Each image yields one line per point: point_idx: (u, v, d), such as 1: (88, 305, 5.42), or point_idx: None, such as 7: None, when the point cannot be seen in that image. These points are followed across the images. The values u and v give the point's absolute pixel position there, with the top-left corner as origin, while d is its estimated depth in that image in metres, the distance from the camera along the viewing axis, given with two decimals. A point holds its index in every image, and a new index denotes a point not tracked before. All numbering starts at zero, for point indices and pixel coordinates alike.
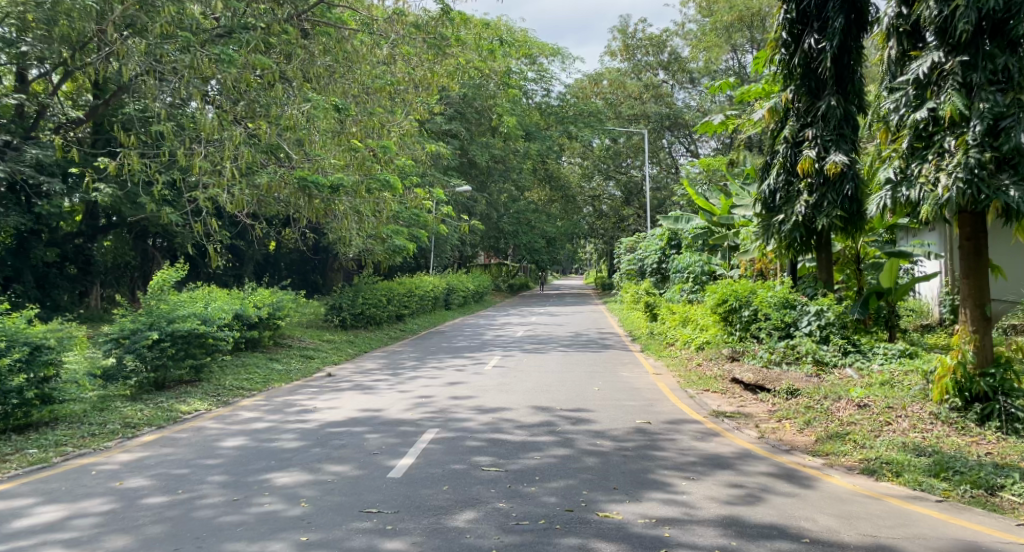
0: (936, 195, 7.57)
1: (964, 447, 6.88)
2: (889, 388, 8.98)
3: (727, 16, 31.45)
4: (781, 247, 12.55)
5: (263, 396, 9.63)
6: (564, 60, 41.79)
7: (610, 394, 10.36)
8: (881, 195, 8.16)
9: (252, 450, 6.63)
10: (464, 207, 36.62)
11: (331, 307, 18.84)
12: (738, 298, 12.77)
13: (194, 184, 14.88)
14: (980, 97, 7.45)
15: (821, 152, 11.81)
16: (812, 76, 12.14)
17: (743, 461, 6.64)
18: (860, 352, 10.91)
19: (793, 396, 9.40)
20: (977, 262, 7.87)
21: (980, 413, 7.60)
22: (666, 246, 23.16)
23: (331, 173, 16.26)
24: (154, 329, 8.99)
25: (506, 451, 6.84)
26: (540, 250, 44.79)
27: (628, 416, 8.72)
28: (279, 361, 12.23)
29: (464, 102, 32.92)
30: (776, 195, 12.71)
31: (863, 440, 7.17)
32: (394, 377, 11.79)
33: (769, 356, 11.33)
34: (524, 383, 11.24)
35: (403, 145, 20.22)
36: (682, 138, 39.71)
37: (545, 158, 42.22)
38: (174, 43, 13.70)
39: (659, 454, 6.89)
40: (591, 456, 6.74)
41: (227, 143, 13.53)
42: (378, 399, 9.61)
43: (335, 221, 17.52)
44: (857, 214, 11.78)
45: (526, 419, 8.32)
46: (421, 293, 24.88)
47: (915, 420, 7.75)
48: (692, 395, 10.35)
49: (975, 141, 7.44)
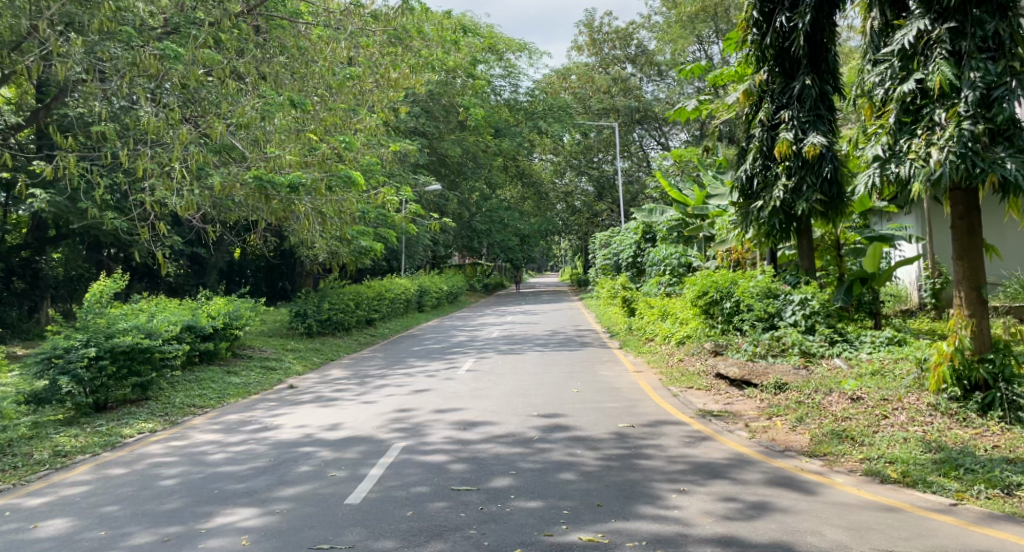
0: (927, 170, 7.05)
1: (969, 440, 6.39)
2: (881, 378, 8.50)
3: (691, 7, 31.19)
4: (760, 235, 12.11)
5: (216, 412, 8.94)
6: (531, 55, 41.27)
7: (590, 396, 9.79)
8: (869, 173, 7.64)
9: (194, 479, 5.98)
10: (436, 207, 36.08)
11: (295, 314, 18.04)
12: (719, 289, 12.26)
13: (142, 189, 14.12)
14: (970, 66, 7.00)
15: (798, 134, 11.33)
16: (785, 56, 11.68)
17: (734, 468, 6.10)
18: (847, 341, 10.45)
19: (781, 391, 8.91)
20: (971, 242, 7.38)
21: (981, 402, 7.12)
22: (641, 239, 22.68)
23: (290, 173, 15.44)
24: (92, 345, 8.34)
25: (477, 468, 6.26)
26: (515, 249, 44.28)
27: (609, 420, 8.16)
28: (238, 375, 11.51)
29: (430, 99, 32.43)
30: (753, 181, 12.22)
31: (861, 437, 6.67)
32: (359, 387, 11.15)
33: (754, 349, 10.83)
34: (499, 387, 10.64)
35: (366, 143, 19.60)
36: (652, 131, 39.46)
37: (516, 156, 41.82)
38: (116, 40, 12.93)
39: (644, 463, 6.33)
40: (571, 469, 6.17)
41: (174, 143, 12.83)
42: (340, 413, 8.98)
43: (297, 223, 16.80)
44: (836, 197, 11.34)
45: (500, 430, 7.74)
46: (391, 296, 24.16)
47: (913, 413, 7.24)
48: (674, 393, 9.82)
49: (967, 112, 6.96)
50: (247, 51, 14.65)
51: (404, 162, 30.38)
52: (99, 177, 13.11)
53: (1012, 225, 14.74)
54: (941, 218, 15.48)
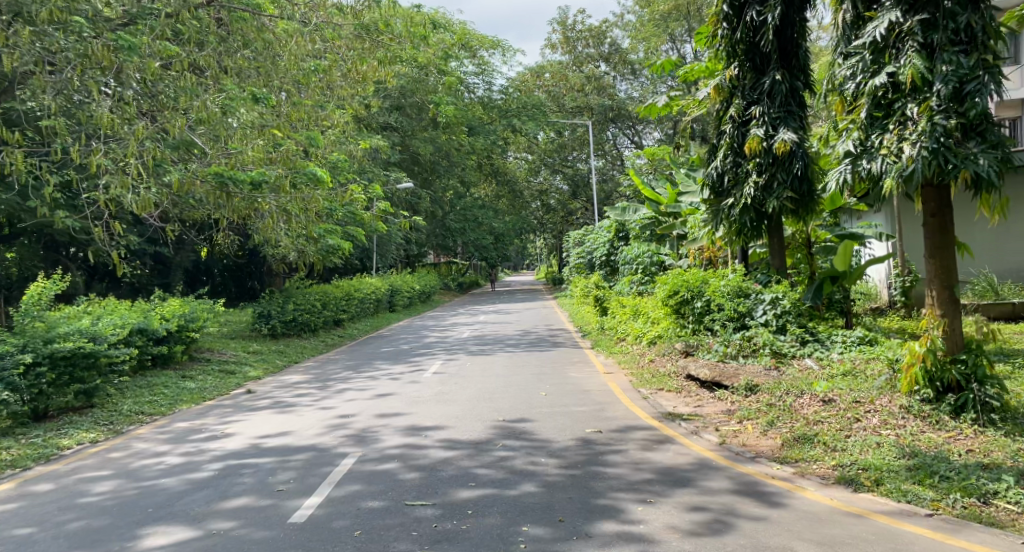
0: (899, 166, 6.84)
1: (943, 444, 6.20)
2: (852, 379, 8.32)
3: (664, 6, 31.10)
4: (730, 233, 11.91)
5: (165, 421, 8.53)
6: (504, 52, 40.94)
7: (557, 398, 9.52)
8: (840, 169, 7.43)
9: (129, 497, 5.60)
10: (409, 205, 35.74)
11: (258, 316, 17.57)
12: (689, 289, 11.97)
13: (94, 186, 13.57)
14: (942, 58, 6.80)
15: (769, 131, 11.15)
16: (755, 51, 11.48)
17: (701, 475, 5.84)
18: (818, 341, 10.32)
19: (752, 392, 8.70)
20: (943, 239, 7.19)
21: (954, 404, 6.93)
22: (614, 237, 22.48)
23: (252, 170, 15.02)
24: (29, 351, 7.85)
25: (433, 480, 5.95)
26: (489, 248, 44.00)
27: (575, 425, 7.88)
28: (193, 379, 11.08)
29: (402, 93, 31.97)
30: (723, 178, 12.03)
31: (834, 442, 6.45)
32: (320, 391, 10.77)
33: (724, 349, 10.61)
34: (464, 391, 10.33)
35: (333, 140, 19.18)
36: (626, 130, 39.43)
37: (490, 154, 41.48)
38: (65, 30, 12.39)
39: (609, 471, 6.06)
40: (532, 479, 5.87)
41: (130, 138, 12.37)
42: (296, 420, 8.63)
43: (261, 221, 16.34)
44: (807, 194, 11.18)
45: (462, 436, 7.42)
46: (361, 296, 23.75)
47: (885, 416, 7.04)
48: (644, 396, 9.58)
49: (939, 107, 6.75)
50: (207, 44, 14.20)
51: (375, 160, 29.95)
52: (50, 174, 12.57)
53: (983, 223, 14.74)
54: (911, 216, 15.40)
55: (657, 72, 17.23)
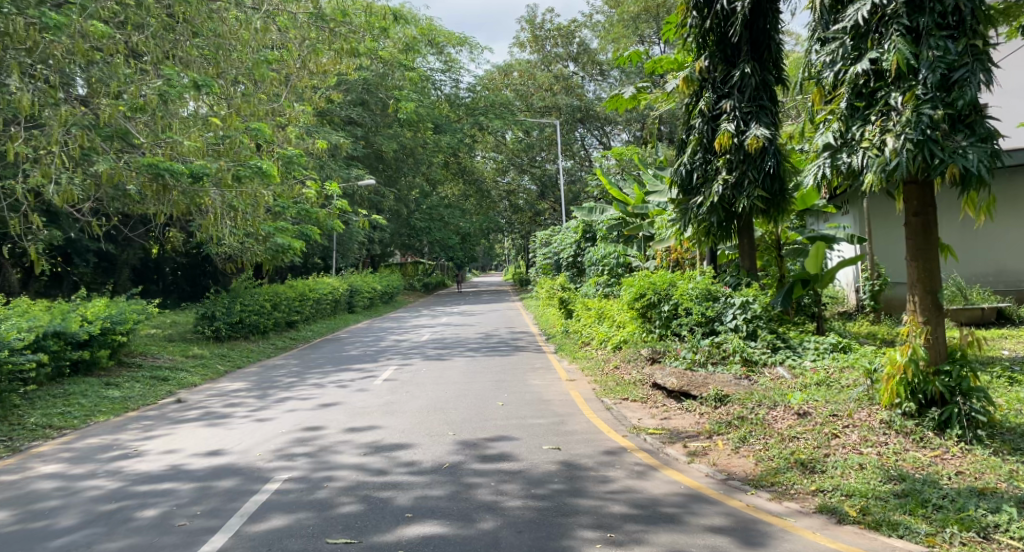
0: (882, 160, 6.24)
1: (930, 465, 5.64)
2: (828, 390, 7.76)
3: (634, 7, 30.64)
4: (699, 233, 11.32)
5: (75, 436, 8.36)
6: (472, 50, 40.21)
7: (519, 409, 8.87)
8: (818, 163, 6.82)
9: (13, 543, 4.95)
10: (371, 203, 34.92)
11: (202, 316, 16.68)
12: (657, 292, 11.37)
13: (16, 176, 12.83)
14: (929, 43, 6.23)
15: (740, 126, 10.60)
16: (726, 43, 10.91)
17: (687, 510, 5.21)
18: (789, 348, 9.77)
19: (722, 403, 8.11)
20: (927, 242, 6.64)
21: (938, 419, 6.34)
22: (580, 238, 21.85)
23: (192, 160, 14.17)
24: None
25: (374, 515, 5.31)
26: (455, 248, 43.25)
27: (535, 442, 7.26)
28: (118, 387, 10.89)
29: (365, 88, 31.13)
30: (693, 176, 11.44)
31: (812, 462, 5.87)
32: (260, 401, 10.11)
33: (693, 356, 9.97)
34: (418, 400, 9.65)
35: (288, 134, 18.31)
36: (594, 131, 38.92)
37: (457, 153, 40.83)
38: None
39: (580, 503, 5.43)
40: (489, 514, 5.25)
41: (55, 125, 11.67)
42: (230, 434, 7.98)
43: (204, 217, 15.46)
44: (778, 194, 10.68)
45: (411, 457, 6.76)
46: (316, 295, 22.94)
47: (864, 431, 6.45)
48: (608, 406, 8.95)
49: (926, 96, 6.17)
50: (147, 27, 13.24)
51: (336, 156, 29.03)
52: None
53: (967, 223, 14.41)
54: (887, 216, 14.95)
55: (625, 64, 16.05)
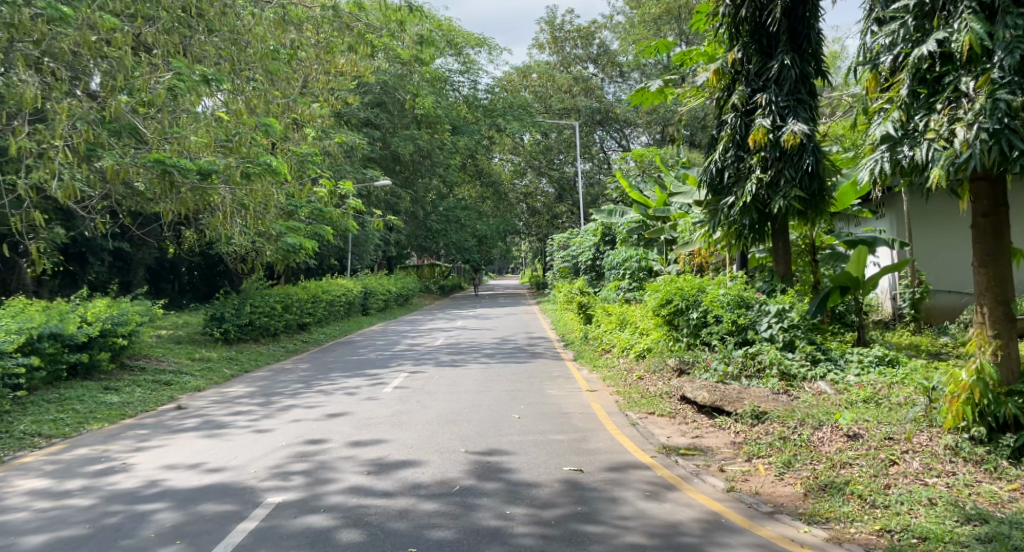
0: (952, 153, 5.54)
1: (1010, 501, 4.93)
2: (878, 408, 7.06)
3: (655, 8, 30.02)
4: (729, 236, 10.60)
5: (65, 445, 7.81)
6: (490, 51, 39.66)
7: (536, 422, 8.24)
8: (875, 157, 6.12)
9: None
10: (388, 205, 34.38)
11: (210, 318, 16.18)
12: (684, 298, 10.68)
13: (20, 170, 12.39)
14: (1005, 22, 5.54)
15: (776, 121, 9.89)
16: (762, 32, 10.24)
17: (726, 547, 4.58)
18: (830, 361, 9.05)
19: (759, 421, 7.40)
20: (999, 245, 5.94)
21: (1014, 446, 5.61)
22: (599, 241, 21.22)
23: (201, 157, 13.60)
24: None
25: (371, 545, 4.70)
26: (472, 251, 42.66)
27: (553, 461, 6.58)
28: (118, 392, 10.37)
29: (384, 91, 30.89)
30: (724, 175, 10.74)
31: (871, 496, 5.18)
32: (264, 409, 9.54)
33: (725, 368, 9.22)
34: (429, 410, 9.03)
35: (301, 130, 17.87)
36: (613, 133, 38.29)
37: (475, 156, 40.34)
38: None
39: (602, 534, 4.81)
40: (500, 547, 4.64)
41: (58, 119, 11.14)
42: (227, 446, 7.42)
43: (215, 215, 14.99)
44: (817, 194, 9.93)
45: (416, 477, 6.12)
46: (329, 298, 22.42)
47: (927, 458, 5.72)
48: (633, 422, 8.28)
49: (1002, 79, 5.43)
50: (159, 20, 12.77)
51: (351, 156, 28.57)
52: None
53: None
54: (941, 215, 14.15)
55: (651, 54, 14.51)
